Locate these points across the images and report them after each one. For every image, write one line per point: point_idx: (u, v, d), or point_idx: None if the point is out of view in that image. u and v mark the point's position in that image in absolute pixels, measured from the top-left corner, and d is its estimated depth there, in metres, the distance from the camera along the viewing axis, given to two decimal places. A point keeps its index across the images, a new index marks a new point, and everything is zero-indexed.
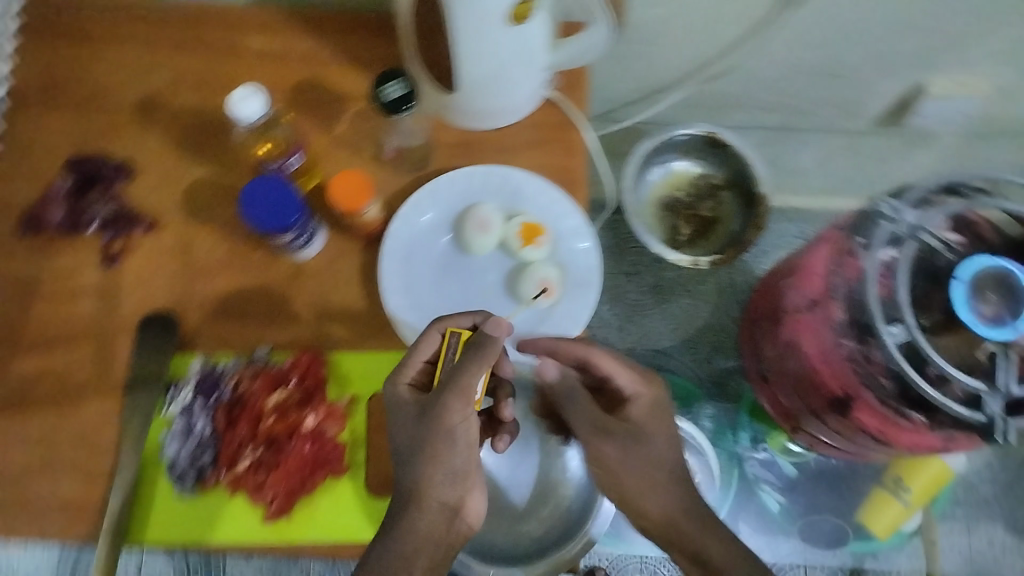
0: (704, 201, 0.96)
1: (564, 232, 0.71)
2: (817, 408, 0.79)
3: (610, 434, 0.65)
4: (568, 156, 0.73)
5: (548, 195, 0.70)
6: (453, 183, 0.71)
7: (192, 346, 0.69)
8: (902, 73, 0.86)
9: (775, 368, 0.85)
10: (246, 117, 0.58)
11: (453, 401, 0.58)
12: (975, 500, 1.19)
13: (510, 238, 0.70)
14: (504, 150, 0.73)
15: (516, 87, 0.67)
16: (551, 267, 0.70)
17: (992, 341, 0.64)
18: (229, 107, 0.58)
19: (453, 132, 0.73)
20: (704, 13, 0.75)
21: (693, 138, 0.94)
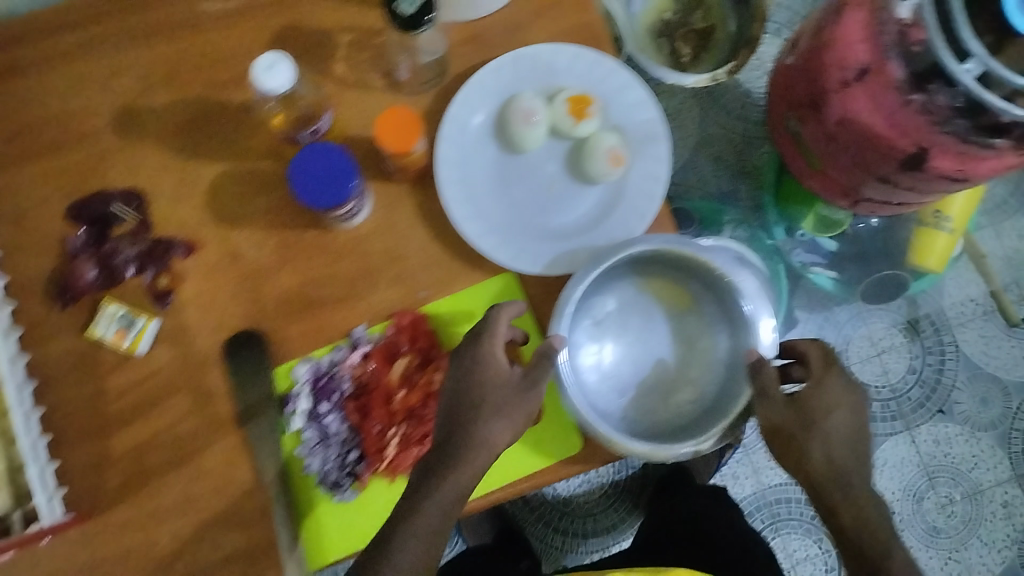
0: (692, 13, 0.91)
1: (610, 92, 0.66)
2: (886, 173, 0.78)
3: (770, 401, 0.59)
4: (580, 14, 0.68)
5: (582, 62, 0.65)
6: (483, 86, 0.65)
7: (287, 355, 0.64)
8: None
9: (827, 159, 0.84)
10: (275, 89, 0.51)
11: (491, 422, 0.58)
12: (986, 221, 1.31)
13: (559, 120, 0.65)
14: (516, 28, 0.67)
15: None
16: (613, 133, 0.65)
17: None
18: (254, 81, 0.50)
19: (456, 29, 0.66)
20: None
21: None
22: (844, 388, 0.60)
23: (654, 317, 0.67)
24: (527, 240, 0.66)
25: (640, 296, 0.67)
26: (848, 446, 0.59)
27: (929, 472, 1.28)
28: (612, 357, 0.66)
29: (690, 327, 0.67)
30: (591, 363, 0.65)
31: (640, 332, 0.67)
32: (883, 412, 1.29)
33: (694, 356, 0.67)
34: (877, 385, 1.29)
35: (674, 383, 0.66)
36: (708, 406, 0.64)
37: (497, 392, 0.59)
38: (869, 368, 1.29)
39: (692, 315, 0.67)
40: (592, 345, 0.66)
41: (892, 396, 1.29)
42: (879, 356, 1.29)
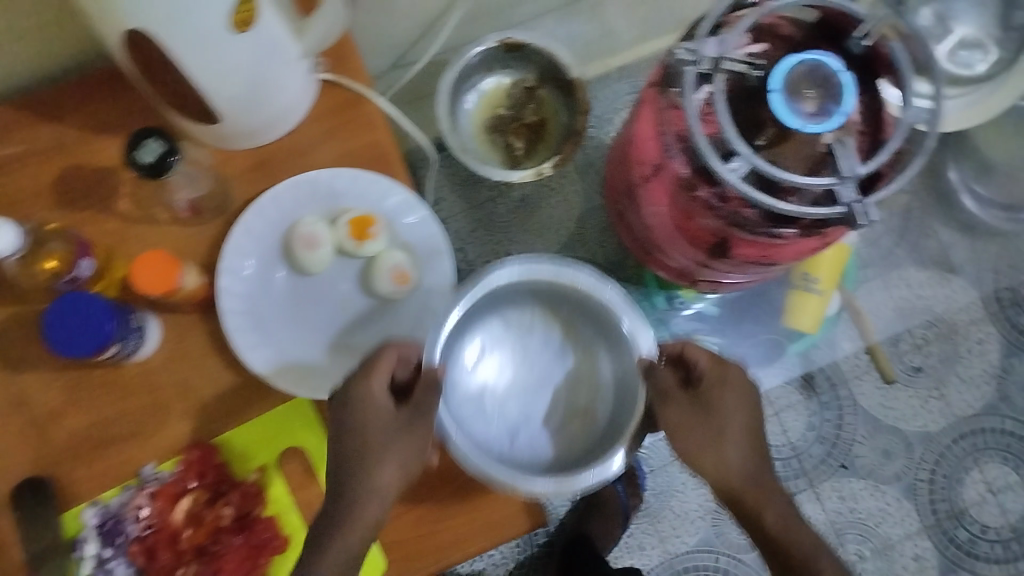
0: (525, 107, 0.93)
1: (393, 211, 0.67)
2: (702, 259, 0.80)
3: (674, 398, 0.62)
4: (365, 134, 0.70)
5: (361, 183, 0.66)
6: (264, 213, 0.66)
7: (75, 498, 0.63)
8: None
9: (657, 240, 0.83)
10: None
11: (379, 465, 0.59)
12: (875, 271, 1.30)
13: (344, 241, 0.66)
14: (301, 152, 0.68)
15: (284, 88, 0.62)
16: (399, 250, 0.66)
17: (827, 134, 0.63)
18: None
19: (241, 157, 0.67)
20: None
21: (486, 54, 0.90)
22: (741, 387, 0.62)
23: (539, 340, 0.68)
24: (317, 365, 0.65)
25: (519, 326, 0.68)
26: (749, 439, 0.62)
27: (838, 529, 1.27)
28: (500, 391, 0.66)
29: (573, 348, 0.68)
30: (475, 395, 0.65)
31: (524, 369, 0.68)
32: (786, 471, 1.28)
33: (579, 377, 0.68)
34: (778, 444, 1.28)
35: (560, 413, 0.66)
36: (603, 429, 0.65)
37: (386, 432, 0.59)
38: (767, 429, 1.28)
39: (574, 337, 0.68)
40: (478, 379, 0.66)
41: (793, 455, 1.28)
42: (777, 416, 1.28)
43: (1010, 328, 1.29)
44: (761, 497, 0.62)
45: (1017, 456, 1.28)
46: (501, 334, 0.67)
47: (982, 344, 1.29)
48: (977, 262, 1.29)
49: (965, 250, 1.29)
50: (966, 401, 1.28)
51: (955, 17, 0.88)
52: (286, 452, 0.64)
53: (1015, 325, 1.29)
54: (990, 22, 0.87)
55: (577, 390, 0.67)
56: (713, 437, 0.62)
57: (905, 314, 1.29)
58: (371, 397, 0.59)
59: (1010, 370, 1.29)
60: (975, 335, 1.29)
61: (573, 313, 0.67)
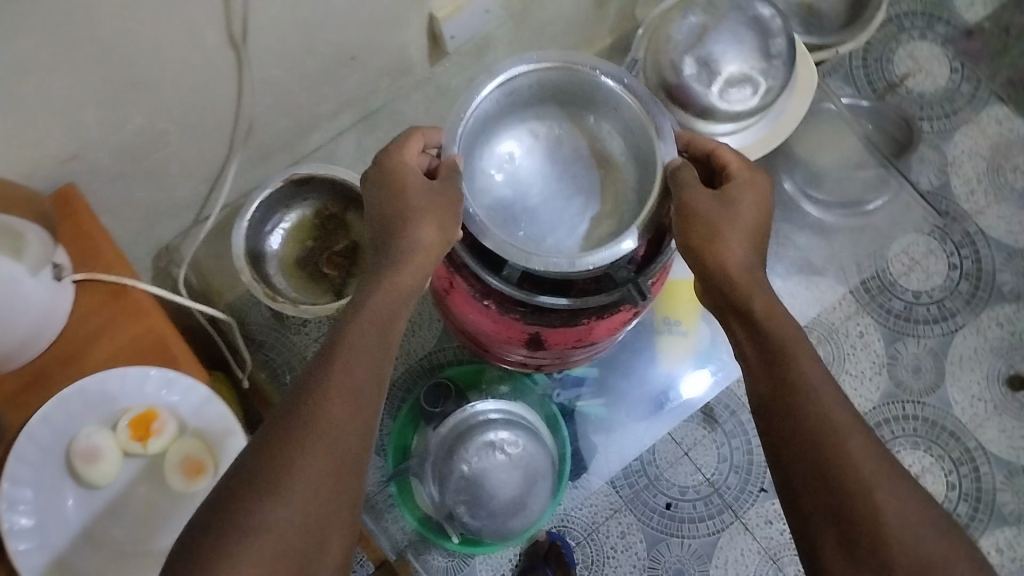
0: (333, 235, 0.96)
1: (176, 399, 0.66)
2: (523, 356, 0.81)
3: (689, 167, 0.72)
4: (140, 322, 0.68)
5: (134, 380, 0.65)
6: (38, 436, 0.63)
7: None
8: (397, 23, 0.90)
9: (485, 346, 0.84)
10: None
11: (410, 229, 0.66)
12: None
13: (128, 445, 0.65)
14: (73, 357, 0.67)
15: (21, 300, 0.62)
16: (190, 439, 0.65)
17: None
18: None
19: (9, 379, 0.66)
20: (172, 93, 0.75)
21: (277, 194, 0.93)
22: (745, 167, 0.73)
23: (563, 136, 0.80)
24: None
25: (536, 123, 0.79)
26: (759, 232, 0.69)
27: (773, 556, 1.17)
28: (518, 165, 0.78)
29: (569, 115, 0.80)
30: (502, 171, 0.78)
31: (563, 175, 0.79)
32: (708, 509, 1.18)
33: (597, 155, 0.79)
34: (695, 483, 1.19)
35: (586, 220, 0.78)
36: (637, 151, 0.76)
37: (420, 197, 0.68)
38: (680, 470, 1.19)
39: (576, 119, 0.79)
40: (499, 168, 0.78)
41: (712, 490, 1.19)
42: (686, 454, 1.20)
43: (886, 314, 1.28)
44: (752, 289, 0.67)
45: (928, 438, 1.24)
46: (517, 134, 0.79)
47: (863, 336, 1.26)
48: (838, 258, 1.28)
49: (822, 249, 1.28)
50: (862, 395, 1.24)
51: (718, 58, 0.93)
52: None
53: (888, 310, 1.28)
54: (753, 55, 0.93)
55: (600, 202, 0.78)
56: (727, 233, 0.68)
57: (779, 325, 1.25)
58: (407, 166, 0.70)
59: (897, 355, 1.26)
60: (855, 329, 1.27)
61: (585, 112, 0.79)
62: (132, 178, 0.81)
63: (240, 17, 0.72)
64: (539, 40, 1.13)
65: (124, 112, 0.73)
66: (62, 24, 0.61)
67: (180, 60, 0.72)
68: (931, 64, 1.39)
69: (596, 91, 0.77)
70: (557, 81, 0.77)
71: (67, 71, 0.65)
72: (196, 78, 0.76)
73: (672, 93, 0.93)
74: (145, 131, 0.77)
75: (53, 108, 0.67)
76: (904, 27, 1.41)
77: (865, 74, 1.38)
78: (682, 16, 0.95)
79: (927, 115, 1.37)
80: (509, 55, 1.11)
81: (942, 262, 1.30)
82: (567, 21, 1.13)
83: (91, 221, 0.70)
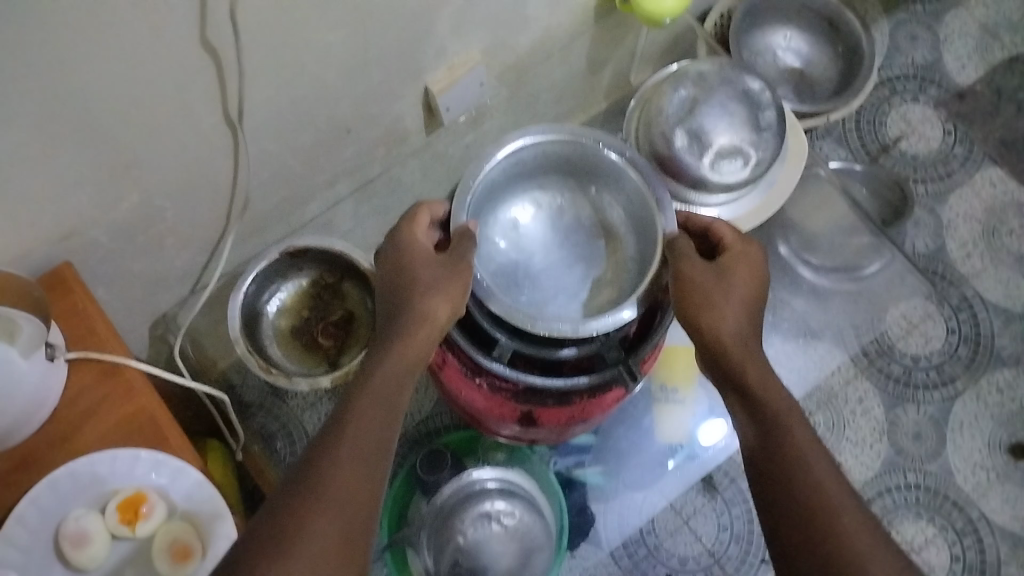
0: (329, 303, 0.96)
1: (165, 481, 0.65)
2: (517, 432, 0.82)
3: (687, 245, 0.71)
4: (131, 401, 0.68)
5: (123, 461, 0.64)
6: (27, 521, 0.62)
7: None
8: (393, 97, 0.91)
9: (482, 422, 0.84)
10: None
11: (424, 295, 0.66)
12: None
13: (116, 528, 0.64)
14: (63, 438, 0.66)
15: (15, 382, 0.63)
16: (180, 522, 0.64)
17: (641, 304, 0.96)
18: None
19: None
20: (169, 171, 0.76)
21: (273, 265, 0.94)
22: (742, 241, 0.71)
23: (565, 210, 0.78)
24: None
25: (539, 194, 0.78)
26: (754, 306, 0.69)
27: None
28: (522, 236, 0.77)
29: (572, 189, 0.78)
30: (506, 239, 0.76)
31: (566, 243, 0.78)
32: None
33: (600, 226, 0.78)
34: (695, 554, 1.17)
35: (588, 291, 0.75)
36: (639, 224, 0.75)
37: (429, 269, 0.67)
38: (679, 540, 1.17)
39: (580, 192, 0.78)
40: (501, 237, 0.76)
41: (713, 561, 1.17)
42: (686, 524, 1.18)
43: (885, 379, 1.27)
44: (744, 358, 0.65)
45: (930, 507, 1.22)
46: (521, 203, 0.77)
47: (863, 402, 1.26)
48: (836, 321, 1.28)
49: (819, 314, 1.27)
50: (862, 464, 1.23)
51: (710, 129, 0.94)
52: None
53: (887, 375, 1.27)
54: (743, 127, 0.94)
55: (600, 277, 0.76)
56: (716, 300, 0.67)
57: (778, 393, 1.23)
58: (418, 238, 0.69)
59: (897, 422, 1.25)
60: (854, 395, 1.26)
61: (587, 182, 0.78)
62: (128, 254, 0.82)
63: (236, 98, 0.74)
64: (535, 107, 1.15)
65: (121, 191, 0.74)
66: (59, 108, 0.63)
67: (176, 140, 0.73)
68: (924, 127, 1.41)
69: (599, 164, 0.76)
70: (562, 154, 0.75)
71: (63, 154, 0.66)
72: (192, 158, 0.77)
73: (664, 164, 0.94)
74: (142, 208, 0.78)
75: (50, 190, 0.69)
76: (896, 91, 1.43)
77: (858, 136, 1.39)
78: (673, 88, 0.96)
79: (921, 177, 1.38)
80: (506, 122, 1.12)
81: (940, 326, 1.30)
82: (563, 89, 1.15)
83: (85, 298, 0.71)
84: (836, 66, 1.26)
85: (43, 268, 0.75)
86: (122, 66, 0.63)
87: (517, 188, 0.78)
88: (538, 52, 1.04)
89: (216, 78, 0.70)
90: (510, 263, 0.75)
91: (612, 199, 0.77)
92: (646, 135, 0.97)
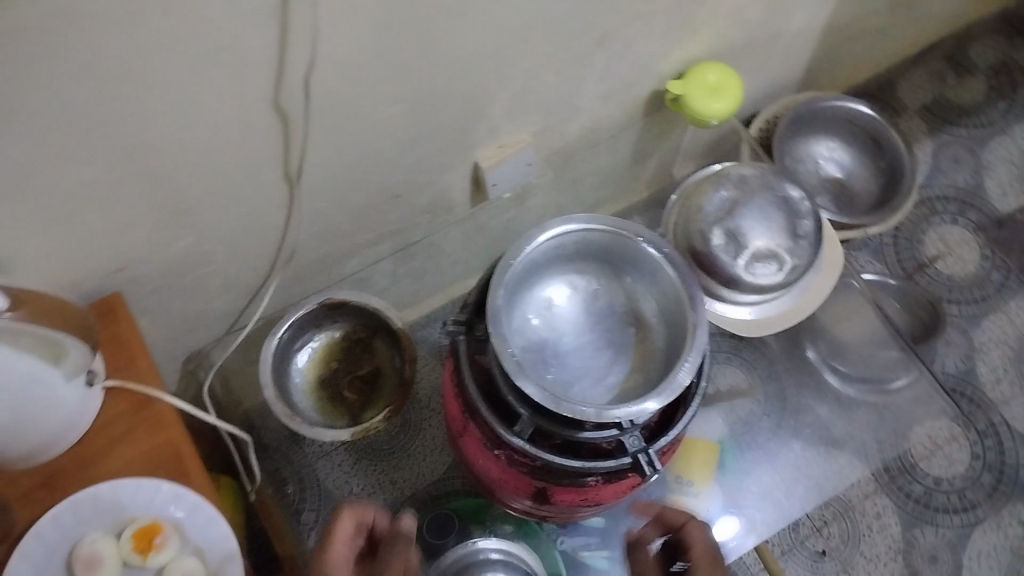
0: (359, 358, 0.99)
1: (182, 514, 0.66)
2: (526, 506, 0.81)
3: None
4: (159, 433, 0.70)
5: (144, 490, 0.66)
6: (44, 539, 0.64)
7: None
8: (442, 169, 0.95)
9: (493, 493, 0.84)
10: None
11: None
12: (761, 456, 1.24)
13: (128, 555, 0.65)
14: (88, 462, 0.69)
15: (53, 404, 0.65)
16: (192, 559, 0.65)
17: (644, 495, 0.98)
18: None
19: (25, 477, 0.67)
20: (224, 218, 0.80)
21: (309, 314, 0.97)
22: (710, 556, 0.76)
23: (599, 295, 0.80)
24: None
25: (575, 277, 0.80)
26: None
27: None
28: (554, 315, 0.78)
29: (608, 276, 0.80)
30: (539, 316, 0.78)
31: (596, 326, 0.79)
32: None
33: (632, 314, 0.79)
34: None
35: (613, 376, 0.77)
36: (671, 316, 0.77)
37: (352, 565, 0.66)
38: None
39: (616, 280, 0.80)
40: (535, 314, 0.78)
41: None
42: None
43: (904, 497, 1.27)
44: None
45: None
46: (557, 283, 0.79)
47: (881, 518, 1.25)
48: (859, 433, 1.26)
49: (846, 423, 1.25)
50: None
51: (747, 232, 0.95)
52: None
53: (907, 494, 1.27)
54: (781, 233, 0.95)
55: (626, 363, 0.77)
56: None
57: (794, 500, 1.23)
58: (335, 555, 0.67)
59: (913, 542, 1.25)
60: (872, 510, 1.26)
61: (623, 272, 0.80)
62: (173, 291, 0.86)
63: (297, 156, 0.78)
64: (577, 190, 1.18)
65: (175, 232, 0.78)
66: (131, 151, 0.67)
67: (233, 189, 0.77)
68: (961, 249, 1.42)
69: (636, 256, 0.78)
70: (601, 242, 0.78)
71: (127, 192, 0.70)
72: (246, 208, 0.81)
73: (700, 260, 0.97)
74: (193, 250, 0.82)
75: (112, 224, 0.73)
76: (935, 210, 1.45)
77: (895, 251, 1.41)
78: (714, 190, 0.99)
79: (954, 298, 1.39)
80: (548, 202, 1.16)
81: (964, 450, 1.29)
82: (606, 176, 1.19)
83: (129, 330, 0.75)
84: (876, 182, 1.29)
85: (93, 296, 0.78)
86: (194, 116, 0.67)
87: (555, 269, 0.80)
88: (586, 140, 1.08)
89: (281, 136, 0.74)
90: (540, 339, 0.77)
91: (646, 290, 0.79)
92: (684, 230, 1.00)
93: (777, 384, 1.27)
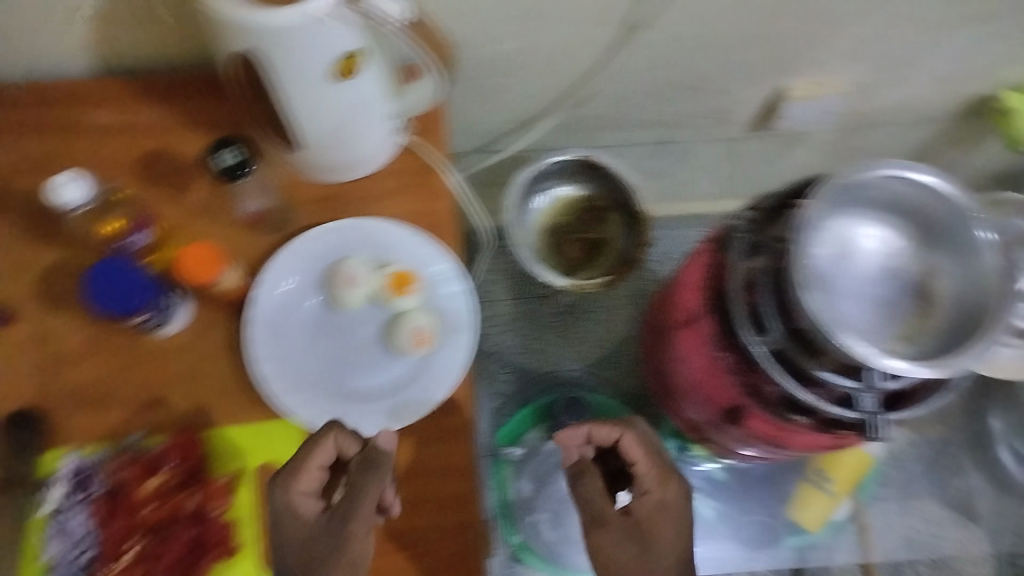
0: (588, 223, 0.96)
1: (434, 278, 0.71)
2: (715, 421, 0.79)
3: (603, 526, 0.64)
4: (432, 200, 0.74)
5: (413, 242, 0.71)
6: (317, 242, 0.71)
7: (62, 442, 0.67)
8: (748, 83, 0.92)
9: (684, 396, 0.82)
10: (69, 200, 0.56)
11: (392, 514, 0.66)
12: (894, 491, 1.20)
13: (379, 290, 0.70)
14: (366, 200, 0.73)
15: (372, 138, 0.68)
16: (425, 315, 0.69)
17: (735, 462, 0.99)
18: (47, 192, 0.55)
19: (310, 189, 0.73)
20: (550, 42, 0.80)
21: (568, 163, 0.95)
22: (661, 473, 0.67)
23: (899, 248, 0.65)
24: (320, 396, 0.68)
25: (884, 220, 0.65)
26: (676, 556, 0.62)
27: None
28: (846, 251, 0.64)
29: (920, 234, 0.65)
30: (830, 245, 0.64)
31: (883, 283, 0.65)
32: None
33: (923, 289, 0.64)
34: None
35: (883, 344, 0.63)
36: (969, 311, 0.61)
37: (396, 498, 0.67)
38: None
39: (929, 241, 0.64)
40: (829, 241, 0.64)
41: None
42: None
43: None
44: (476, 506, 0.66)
45: None
46: (861, 217, 0.65)
47: None
48: (1003, 519, 1.20)
49: (992, 501, 1.20)
50: None
51: None
52: (263, 464, 0.68)
53: None
54: None
55: (895, 331, 0.63)
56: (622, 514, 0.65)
57: (909, 545, 1.18)
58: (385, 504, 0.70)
59: None
60: None
61: (937, 240, 0.64)
62: (466, 87, 0.88)
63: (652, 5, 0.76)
64: (847, 158, 1.14)
65: (505, 35, 0.79)
66: None
67: (576, 19, 0.76)
68: None
69: (957, 230, 0.63)
70: (923, 201, 0.64)
71: None
72: (573, 39, 0.80)
73: None
74: (506, 57, 0.82)
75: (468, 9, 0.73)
76: None
77: None
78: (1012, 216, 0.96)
79: None
80: (811, 156, 1.13)
81: None
82: (883, 156, 1.13)
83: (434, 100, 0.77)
84: None
85: None
86: None
87: (867, 203, 0.65)
88: (890, 113, 1.03)
89: None
90: (820, 268, 0.63)
91: (950, 268, 0.63)
92: None
93: (943, 431, 1.22)
